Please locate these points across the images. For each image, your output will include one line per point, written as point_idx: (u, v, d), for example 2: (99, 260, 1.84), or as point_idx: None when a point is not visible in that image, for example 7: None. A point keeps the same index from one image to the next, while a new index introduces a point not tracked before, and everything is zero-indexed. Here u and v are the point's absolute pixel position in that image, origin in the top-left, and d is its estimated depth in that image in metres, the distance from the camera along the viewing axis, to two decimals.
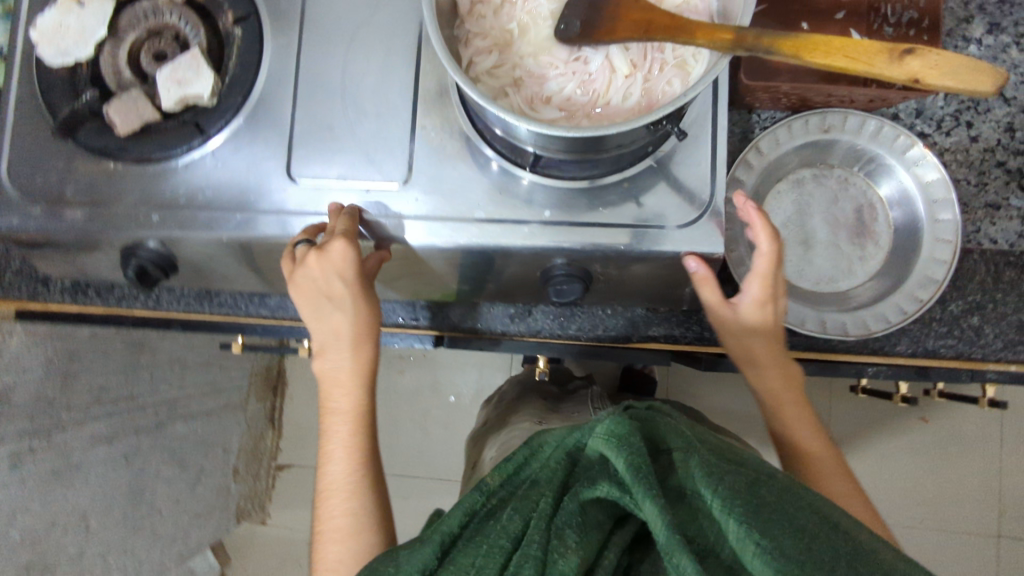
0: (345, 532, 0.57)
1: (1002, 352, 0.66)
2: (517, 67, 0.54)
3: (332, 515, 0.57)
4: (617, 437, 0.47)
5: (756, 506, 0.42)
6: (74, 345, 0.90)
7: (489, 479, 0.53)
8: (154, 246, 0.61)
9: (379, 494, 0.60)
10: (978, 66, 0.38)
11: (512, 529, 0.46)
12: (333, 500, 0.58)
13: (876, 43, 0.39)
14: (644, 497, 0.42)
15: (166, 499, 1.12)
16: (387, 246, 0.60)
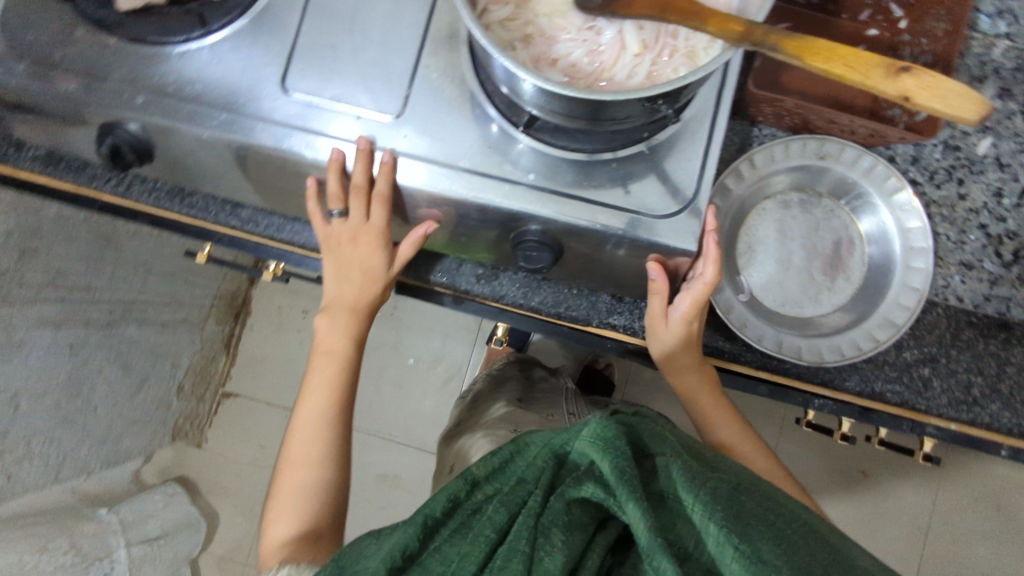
0: (310, 461, 0.66)
1: (946, 408, 0.67)
2: (530, 24, 0.54)
3: (302, 446, 0.67)
4: (603, 441, 0.47)
5: (735, 514, 0.44)
6: (38, 222, 0.90)
7: (475, 470, 0.53)
8: (133, 129, 0.60)
9: (343, 439, 0.69)
10: (968, 94, 0.38)
11: (499, 521, 0.47)
12: (304, 434, 0.67)
13: (877, 56, 0.39)
14: (628, 501, 0.43)
15: (104, 398, 1.11)
16: (428, 226, 0.64)
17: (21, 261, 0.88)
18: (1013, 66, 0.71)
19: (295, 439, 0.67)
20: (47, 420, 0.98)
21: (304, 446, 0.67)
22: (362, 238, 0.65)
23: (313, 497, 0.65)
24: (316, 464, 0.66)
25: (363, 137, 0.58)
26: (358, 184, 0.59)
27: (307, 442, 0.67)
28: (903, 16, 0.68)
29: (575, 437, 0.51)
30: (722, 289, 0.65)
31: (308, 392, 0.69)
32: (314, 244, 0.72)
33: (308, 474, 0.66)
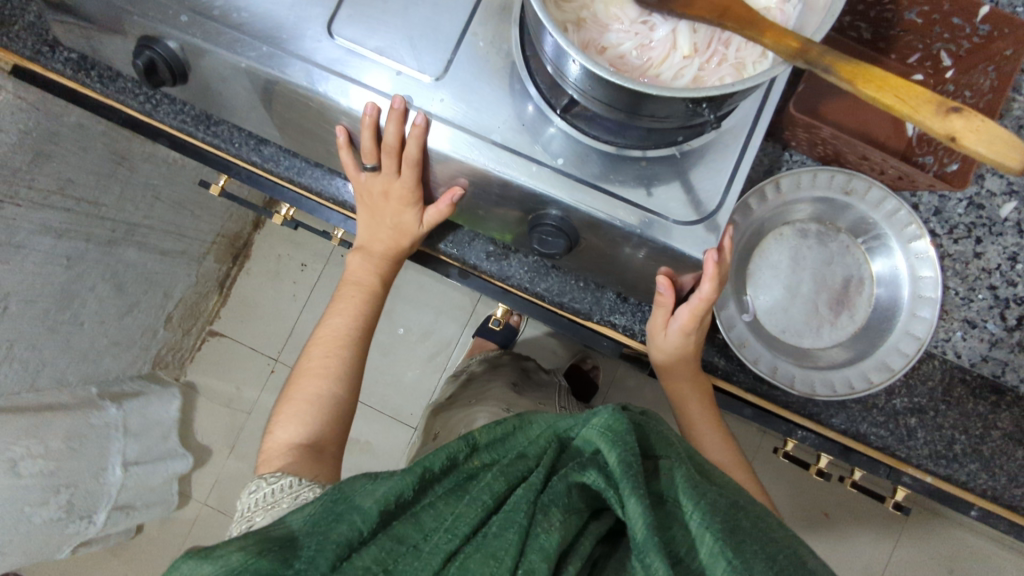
0: (324, 372, 0.70)
1: (925, 460, 0.68)
2: (585, 8, 0.54)
3: (320, 358, 0.71)
4: (613, 433, 0.47)
5: (732, 526, 0.44)
6: (56, 128, 0.90)
7: (477, 434, 0.53)
8: (173, 47, 0.59)
9: (358, 363, 0.73)
10: (1015, 142, 0.38)
11: (497, 489, 0.48)
12: (324, 348, 0.72)
13: (928, 92, 0.39)
14: (630, 494, 0.43)
15: (92, 315, 1.10)
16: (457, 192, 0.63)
17: (32, 162, 0.87)
18: None
19: (315, 352, 0.72)
20: (33, 326, 0.97)
21: (321, 358, 0.71)
22: (394, 195, 0.66)
23: (320, 406, 0.69)
24: (329, 377, 0.70)
25: (398, 95, 0.57)
26: (387, 144, 0.60)
27: (325, 355, 0.71)
28: (951, 66, 0.68)
29: (582, 424, 0.51)
30: (727, 306, 0.65)
31: (334, 315, 0.74)
32: (330, 193, 0.71)
33: (320, 384, 0.69)
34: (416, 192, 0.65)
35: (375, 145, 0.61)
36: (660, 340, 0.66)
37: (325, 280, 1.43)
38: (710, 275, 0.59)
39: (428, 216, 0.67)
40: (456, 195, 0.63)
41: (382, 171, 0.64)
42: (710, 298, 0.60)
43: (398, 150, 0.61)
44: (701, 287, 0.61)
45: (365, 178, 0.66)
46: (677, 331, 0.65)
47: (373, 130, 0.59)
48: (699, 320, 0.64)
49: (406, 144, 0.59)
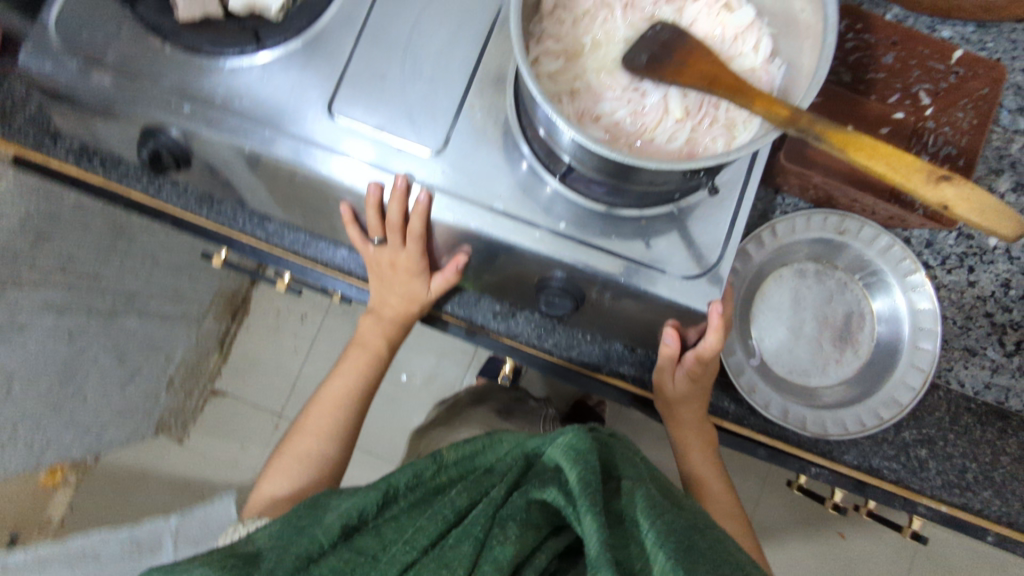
0: (318, 431, 0.73)
1: (939, 490, 0.69)
2: (578, 79, 0.56)
3: (317, 418, 0.74)
4: (575, 452, 0.47)
5: (686, 545, 0.43)
6: (56, 209, 0.91)
7: (446, 453, 0.56)
8: (176, 134, 0.60)
9: (353, 425, 0.76)
10: (1002, 210, 0.40)
11: (459, 504, 0.50)
12: (323, 407, 0.75)
13: (919, 160, 0.41)
14: (586, 510, 0.43)
15: (95, 388, 1.10)
16: (464, 260, 0.65)
17: (34, 244, 0.87)
18: None
19: (314, 411, 0.75)
20: (38, 405, 0.97)
21: (317, 418, 0.74)
22: (401, 266, 0.67)
23: (309, 465, 0.71)
24: (322, 437, 0.73)
25: (402, 174, 0.58)
26: (392, 221, 0.61)
27: (322, 415, 0.74)
28: (930, 104, 0.70)
29: (548, 442, 0.51)
30: (735, 351, 0.67)
31: (337, 375, 0.77)
32: (334, 262, 0.73)
33: (313, 444, 0.72)
34: (421, 262, 0.66)
35: (381, 221, 0.62)
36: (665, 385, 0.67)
37: (325, 331, 1.44)
38: (714, 327, 0.60)
39: (436, 284, 0.68)
40: (461, 262, 0.65)
41: (388, 245, 0.66)
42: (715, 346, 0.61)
43: (403, 225, 0.62)
44: (705, 338, 0.62)
45: (373, 251, 0.67)
46: (684, 375, 0.66)
47: (378, 208, 0.61)
48: (706, 366, 0.64)
49: (411, 220, 0.61)
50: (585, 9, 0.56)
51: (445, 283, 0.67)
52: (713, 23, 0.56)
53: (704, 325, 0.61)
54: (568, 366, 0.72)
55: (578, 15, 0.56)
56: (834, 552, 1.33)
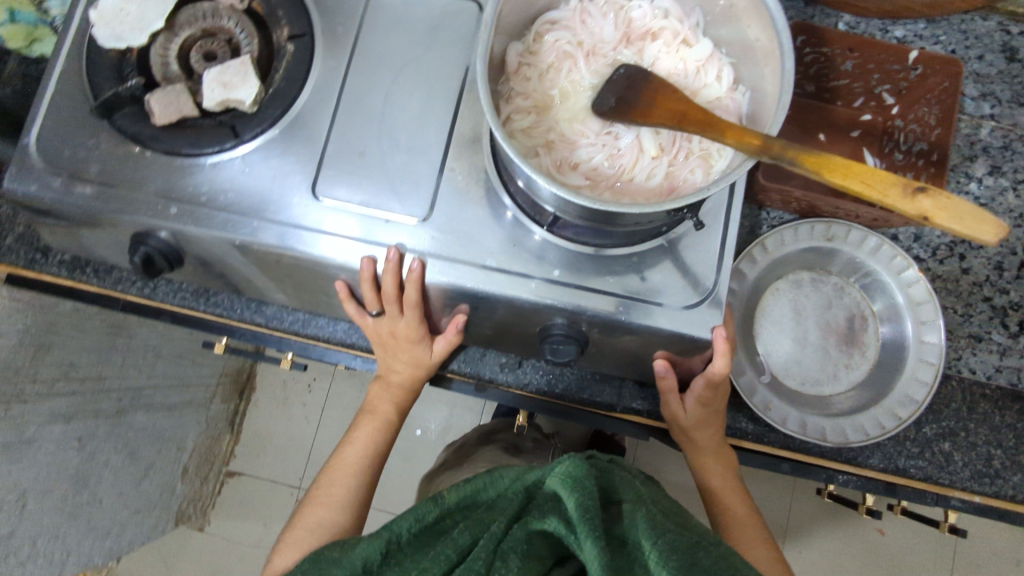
0: (330, 500, 0.67)
1: (969, 482, 0.69)
2: (551, 130, 0.56)
3: (327, 486, 0.68)
4: (572, 480, 0.48)
5: (689, 559, 0.43)
6: (54, 319, 0.91)
7: (448, 495, 0.55)
8: (165, 236, 0.61)
9: (365, 497, 0.69)
10: (983, 216, 0.40)
11: (462, 542, 0.48)
12: (334, 475, 0.69)
13: (893, 175, 0.42)
14: (586, 536, 0.43)
15: (109, 490, 1.08)
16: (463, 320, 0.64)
17: (35, 357, 0.87)
18: (1000, 145, 0.78)
19: (325, 481, 0.69)
20: (53, 517, 0.95)
21: (328, 487, 0.68)
22: (401, 335, 0.67)
23: (320, 536, 0.64)
24: (335, 505, 0.66)
25: (392, 246, 0.59)
26: (388, 292, 0.61)
27: (333, 483, 0.68)
28: (895, 103, 0.72)
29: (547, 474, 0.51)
30: (745, 372, 0.67)
31: (348, 443, 0.72)
32: (337, 337, 0.74)
33: (325, 513, 0.65)
34: (420, 329, 0.66)
35: (376, 293, 0.63)
36: (678, 413, 0.66)
37: (334, 396, 1.41)
38: (721, 352, 0.60)
39: (439, 348, 0.68)
40: (461, 322, 0.64)
41: (386, 315, 0.66)
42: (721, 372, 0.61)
43: (399, 295, 0.62)
44: (713, 363, 0.61)
45: (371, 322, 0.68)
46: (695, 401, 0.66)
47: (372, 281, 0.61)
48: (716, 391, 0.64)
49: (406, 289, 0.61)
50: (548, 61, 0.57)
51: (447, 345, 0.67)
52: (674, 59, 0.57)
53: (710, 351, 0.61)
54: (581, 408, 0.73)
55: (543, 68, 0.57)
56: (873, 549, 1.26)
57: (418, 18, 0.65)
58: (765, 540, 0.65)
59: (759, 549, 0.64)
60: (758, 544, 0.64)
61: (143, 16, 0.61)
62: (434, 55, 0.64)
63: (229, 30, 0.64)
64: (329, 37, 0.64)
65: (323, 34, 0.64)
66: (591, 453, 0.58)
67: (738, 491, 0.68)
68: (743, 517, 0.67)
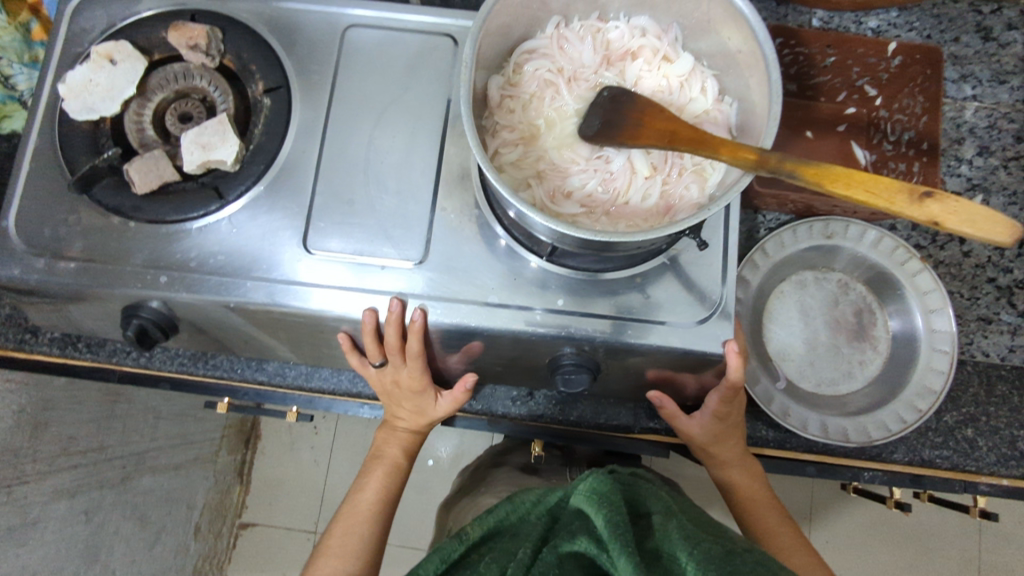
0: (343, 551, 0.63)
1: (996, 466, 0.69)
2: (541, 160, 0.56)
3: (338, 536, 0.64)
4: (597, 494, 0.45)
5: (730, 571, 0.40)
6: (48, 394, 0.89)
7: (469, 530, 0.50)
8: (157, 305, 0.59)
9: (379, 545, 0.65)
10: (995, 216, 0.39)
11: None
12: (345, 525, 0.65)
13: (896, 182, 0.41)
14: (619, 553, 0.40)
15: (122, 560, 1.06)
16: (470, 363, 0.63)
17: (32, 436, 0.85)
18: (985, 125, 0.79)
19: (336, 531, 0.65)
20: None
21: (340, 536, 0.64)
22: (405, 384, 0.66)
23: None
24: (349, 557, 0.63)
25: (393, 298, 0.58)
26: (391, 343, 0.60)
27: (344, 533, 0.65)
28: (877, 95, 0.74)
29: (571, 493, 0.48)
30: (760, 380, 0.66)
31: (357, 491, 0.69)
32: (343, 388, 0.73)
33: (338, 564, 0.62)
34: (425, 376, 0.64)
35: (379, 345, 0.61)
36: (688, 430, 0.66)
37: (342, 435, 1.39)
38: (734, 367, 0.58)
39: (443, 403, 0.67)
40: (469, 381, 0.64)
41: (389, 364, 0.64)
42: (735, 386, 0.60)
43: (402, 347, 0.61)
44: (726, 377, 0.60)
45: (374, 373, 0.66)
46: (710, 417, 0.64)
47: (373, 332, 0.59)
48: (731, 404, 0.63)
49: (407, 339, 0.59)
50: (531, 91, 0.56)
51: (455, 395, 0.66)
52: (657, 76, 0.57)
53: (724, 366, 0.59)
54: (598, 433, 0.72)
55: (525, 99, 0.56)
56: (903, 531, 1.24)
57: (394, 59, 0.64)
58: (804, 546, 0.63)
59: (801, 555, 0.62)
60: (801, 550, 0.62)
61: (113, 84, 0.60)
62: (414, 94, 0.63)
63: (202, 89, 0.63)
64: (306, 85, 0.63)
65: (299, 83, 0.63)
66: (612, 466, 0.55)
67: (767, 498, 0.67)
68: (777, 528, 0.65)
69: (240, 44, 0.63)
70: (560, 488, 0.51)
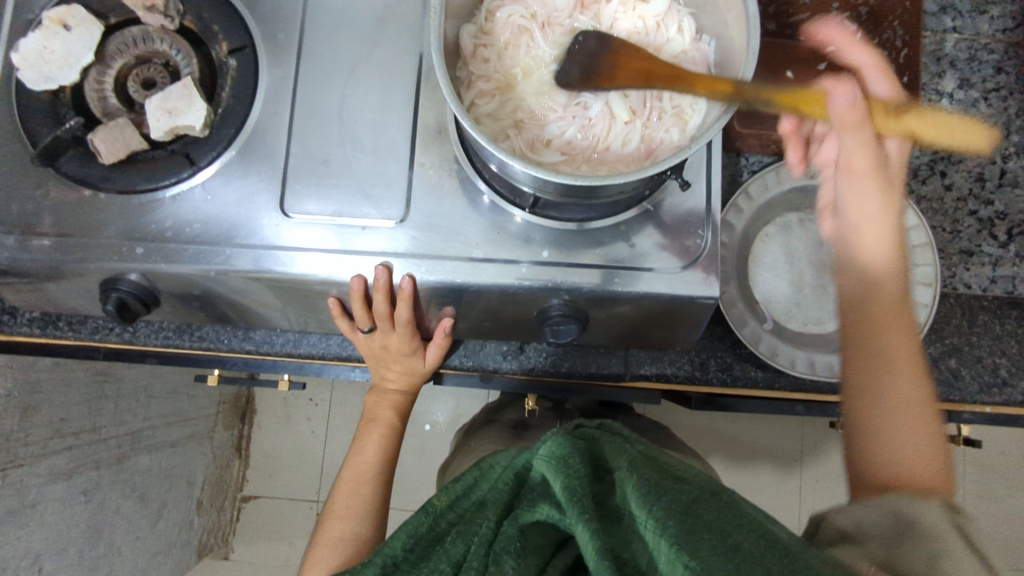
0: (349, 512, 0.63)
1: (979, 396, 0.70)
2: (518, 110, 0.55)
3: (344, 499, 0.64)
4: (557, 459, 0.46)
5: (691, 525, 0.41)
6: (36, 377, 0.88)
7: (436, 501, 0.51)
8: (136, 277, 0.58)
9: (383, 505, 0.66)
10: None
11: (455, 553, 0.44)
12: (346, 488, 0.65)
13: None
14: (577, 522, 0.41)
15: (125, 537, 1.07)
16: (452, 315, 0.64)
17: (22, 421, 0.84)
18: (966, 57, 0.78)
19: (340, 495, 0.65)
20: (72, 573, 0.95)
21: (345, 500, 0.64)
22: (395, 347, 0.66)
23: (348, 548, 0.60)
24: (357, 517, 0.63)
25: (379, 265, 0.57)
26: (380, 309, 0.60)
27: (349, 496, 0.64)
28: (857, 30, 0.75)
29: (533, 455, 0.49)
30: (748, 322, 0.68)
31: (354, 456, 0.69)
32: (332, 352, 0.72)
33: (345, 526, 0.61)
34: (414, 341, 0.65)
35: (368, 311, 0.61)
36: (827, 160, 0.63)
37: (337, 405, 1.37)
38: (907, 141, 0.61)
39: (432, 358, 0.68)
40: (447, 326, 0.64)
41: (379, 331, 0.64)
42: (924, 170, 0.61)
43: (391, 313, 0.61)
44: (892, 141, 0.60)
45: (364, 339, 0.66)
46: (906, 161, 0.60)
47: (363, 298, 0.59)
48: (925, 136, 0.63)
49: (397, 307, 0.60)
50: (504, 39, 0.55)
51: (441, 352, 0.67)
52: (632, 18, 0.55)
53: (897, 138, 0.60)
54: (591, 382, 0.72)
55: (499, 47, 0.55)
56: None
57: (361, 13, 0.61)
58: (919, 380, 0.53)
59: (908, 373, 0.54)
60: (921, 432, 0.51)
61: (70, 51, 0.58)
62: (384, 48, 0.61)
63: (164, 53, 0.61)
64: (272, 45, 0.61)
65: (264, 42, 0.61)
66: (579, 421, 0.55)
67: (915, 340, 0.56)
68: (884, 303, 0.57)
69: (200, 3, 0.60)
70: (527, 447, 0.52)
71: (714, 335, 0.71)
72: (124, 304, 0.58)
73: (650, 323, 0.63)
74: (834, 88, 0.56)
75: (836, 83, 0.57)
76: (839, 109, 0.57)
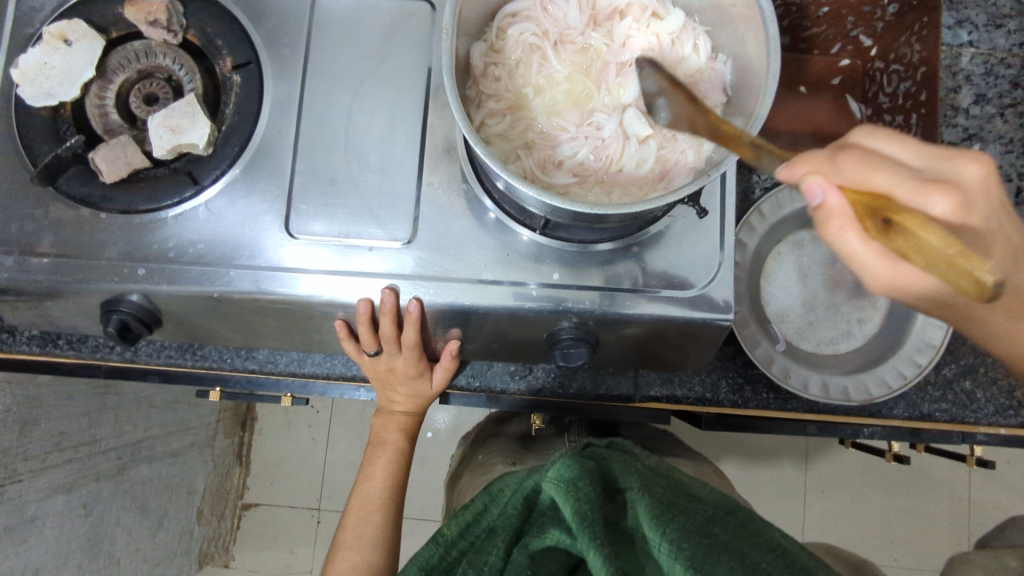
0: (359, 542, 0.62)
1: (994, 417, 0.70)
2: (530, 130, 0.53)
3: (353, 527, 0.63)
4: (567, 483, 0.44)
5: (705, 548, 0.40)
6: (35, 390, 0.87)
7: (446, 530, 0.49)
8: (138, 298, 0.57)
9: (395, 532, 0.65)
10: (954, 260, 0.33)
11: None
12: (356, 516, 0.64)
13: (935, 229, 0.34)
14: (589, 549, 0.40)
15: (125, 548, 1.06)
16: (458, 336, 0.63)
17: (21, 435, 0.83)
18: (982, 71, 0.77)
19: (350, 522, 0.64)
20: None
21: (355, 528, 0.63)
22: (401, 370, 0.65)
23: None
24: (365, 546, 0.62)
25: (385, 288, 0.56)
26: (386, 332, 0.59)
27: (359, 524, 0.63)
28: (873, 45, 0.74)
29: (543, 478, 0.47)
30: (760, 344, 0.66)
31: (364, 481, 0.68)
32: (337, 371, 0.72)
33: (355, 557, 0.61)
34: (420, 363, 0.64)
35: (374, 334, 0.60)
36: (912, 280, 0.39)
37: (339, 413, 1.36)
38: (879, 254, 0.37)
39: (439, 379, 0.67)
40: (455, 349, 0.63)
41: (384, 353, 0.63)
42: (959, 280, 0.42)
43: (397, 335, 0.60)
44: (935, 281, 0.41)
45: (369, 360, 0.64)
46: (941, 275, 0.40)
47: (369, 322, 0.58)
48: (980, 202, 0.39)
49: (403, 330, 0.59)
50: (516, 56, 0.54)
51: (450, 374, 0.66)
52: (646, 35, 0.53)
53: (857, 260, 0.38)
54: (600, 404, 0.71)
55: (510, 65, 0.54)
56: (898, 476, 1.26)
57: (368, 28, 0.60)
58: None
59: None
60: None
61: (70, 66, 0.56)
62: (392, 64, 0.60)
63: (167, 68, 0.60)
64: (278, 61, 0.60)
65: (270, 57, 0.59)
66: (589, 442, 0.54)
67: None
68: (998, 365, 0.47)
69: (203, 18, 0.59)
70: (537, 470, 0.50)
71: (726, 356, 0.70)
72: (128, 326, 0.57)
73: (660, 346, 0.62)
74: (829, 222, 0.37)
75: (821, 190, 0.36)
76: (856, 255, 0.38)
